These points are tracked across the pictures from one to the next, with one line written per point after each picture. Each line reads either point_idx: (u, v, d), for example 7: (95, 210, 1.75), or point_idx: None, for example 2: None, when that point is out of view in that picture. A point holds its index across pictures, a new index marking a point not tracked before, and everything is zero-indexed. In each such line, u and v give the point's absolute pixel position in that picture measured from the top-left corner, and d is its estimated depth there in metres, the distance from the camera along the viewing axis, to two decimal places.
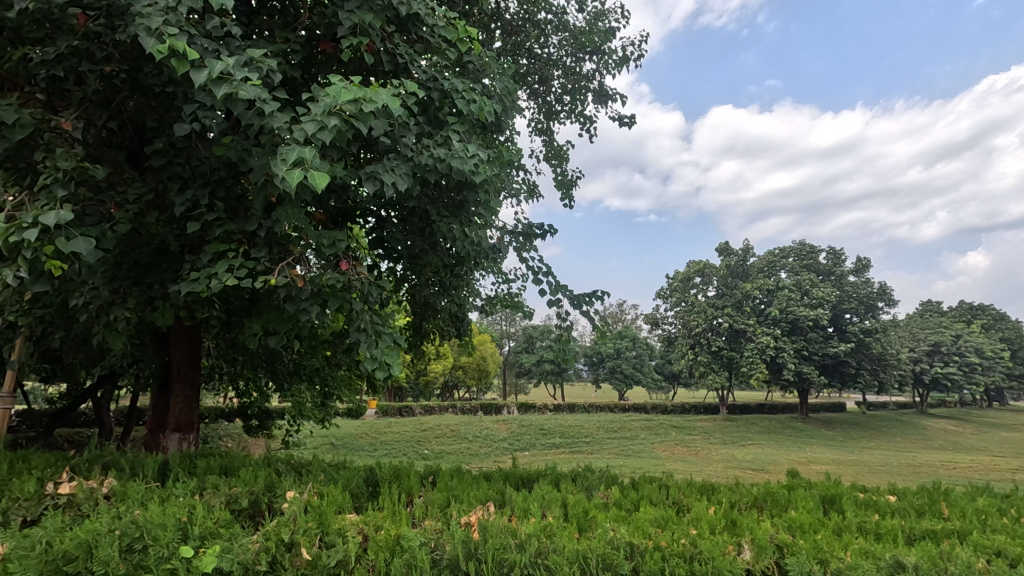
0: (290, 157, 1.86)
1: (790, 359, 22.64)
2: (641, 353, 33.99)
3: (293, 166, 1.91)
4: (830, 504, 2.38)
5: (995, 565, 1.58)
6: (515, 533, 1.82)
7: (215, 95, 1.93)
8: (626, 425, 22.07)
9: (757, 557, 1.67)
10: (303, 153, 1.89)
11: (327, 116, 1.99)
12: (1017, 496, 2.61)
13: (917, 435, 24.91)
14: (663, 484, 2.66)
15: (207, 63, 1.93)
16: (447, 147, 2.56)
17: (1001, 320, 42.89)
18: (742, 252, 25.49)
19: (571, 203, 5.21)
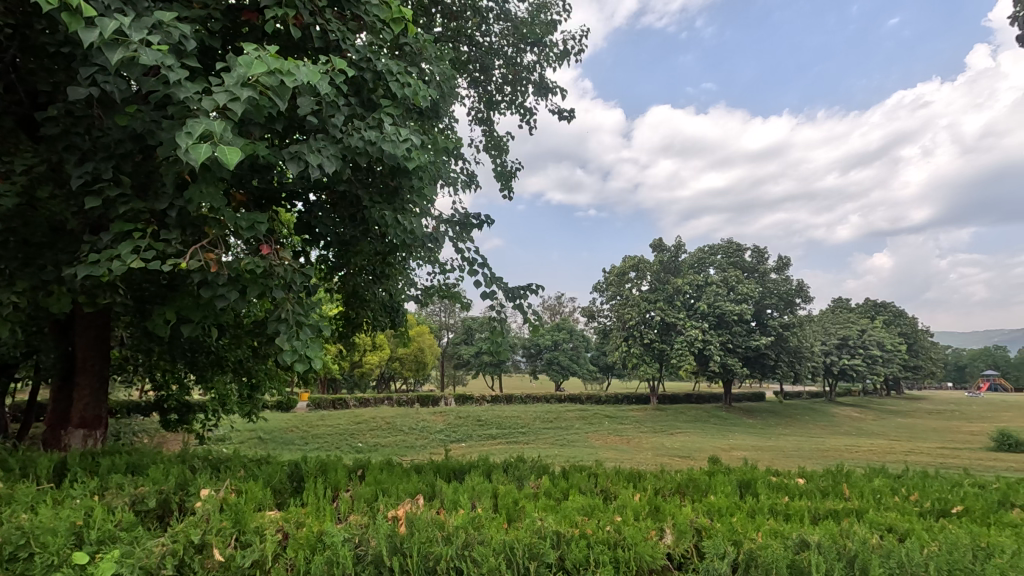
0: (195, 131, 1.73)
1: (716, 351, 23.81)
2: (578, 345, 34.69)
3: (199, 140, 1.79)
4: (747, 487, 2.52)
5: (886, 540, 1.71)
6: (442, 526, 1.81)
7: (109, 57, 1.76)
8: (561, 415, 22.54)
9: (677, 541, 1.74)
10: (209, 127, 1.77)
11: (239, 88, 1.86)
12: (908, 476, 2.86)
13: (826, 422, 26.92)
14: (592, 472, 2.73)
15: (98, 19, 1.75)
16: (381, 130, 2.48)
17: (900, 316, 46.93)
18: (675, 248, 26.56)
19: (510, 195, 5.22)
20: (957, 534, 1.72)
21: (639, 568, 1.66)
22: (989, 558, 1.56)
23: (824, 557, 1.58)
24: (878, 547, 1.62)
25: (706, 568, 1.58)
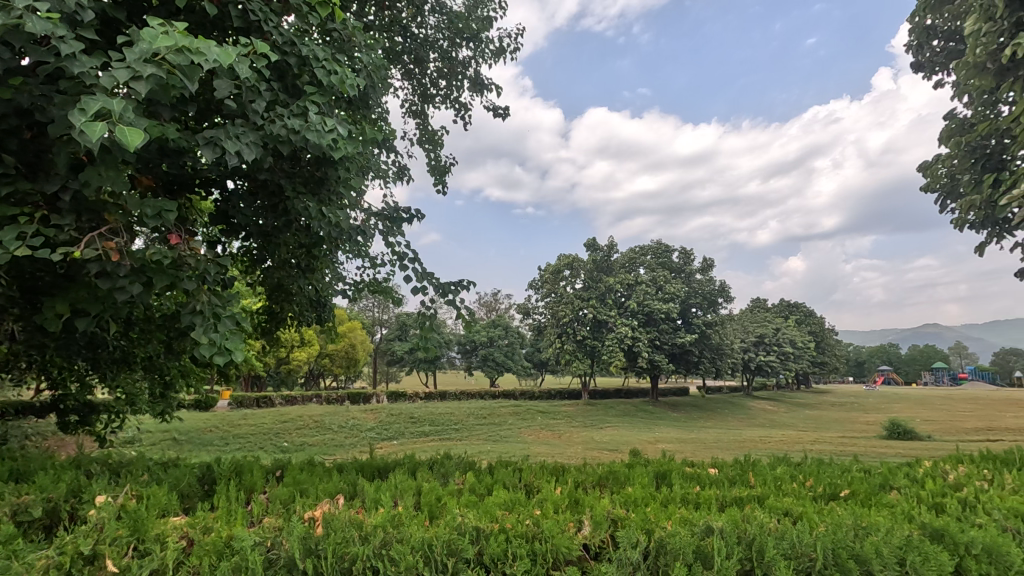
0: (90, 109, 1.61)
1: (644, 348, 24.72)
2: (513, 341, 35.00)
3: (96, 119, 1.66)
4: (663, 478, 2.64)
5: (780, 522, 1.85)
6: (360, 525, 1.78)
7: None
8: (495, 411, 22.66)
9: (594, 531, 1.79)
10: (109, 106, 1.64)
11: (143, 65, 1.74)
12: (806, 464, 3.09)
13: (743, 415, 28.65)
14: (518, 467, 2.77)
15: None
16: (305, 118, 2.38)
17: (810, 315, 50.66)
18: (607, 248, 27.32)
19: (444, 189, 5.19)
20: (842, 514, 1.88)
21: (555, 561, 1.69)
22: (867, 533, 1.72)
23: (726, 541, 1.68)
24: (774, 530, 1.74)
25: (618, 555, 1.65)
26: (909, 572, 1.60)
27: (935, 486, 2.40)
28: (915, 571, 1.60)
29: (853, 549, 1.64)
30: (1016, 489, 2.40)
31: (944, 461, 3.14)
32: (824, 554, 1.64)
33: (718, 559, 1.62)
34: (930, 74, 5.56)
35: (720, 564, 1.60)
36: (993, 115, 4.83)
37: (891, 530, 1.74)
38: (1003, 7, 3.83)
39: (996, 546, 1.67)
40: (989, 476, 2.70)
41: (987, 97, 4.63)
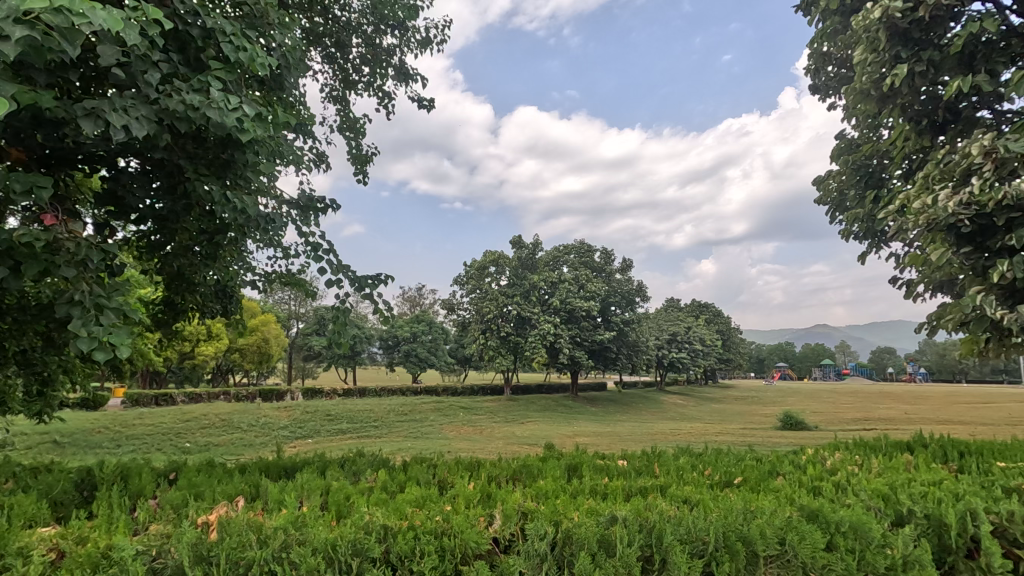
0: None
1: (565, 344, 25.32)
2: (436, 337, 34.65)
3: None
4: (574, 471, 2.72)
5: (678, 508, 1.95)
6: (259, 528, 1.70)
7: None
8: (416, 407, 22.38)
9: (504, 525, 1.81)
10: None
11: (13, 25, 1.55)
12: (706, 454, 3.29)
13: (656, 409, 30.14)
14: (433, 463, 2.74)
15: None
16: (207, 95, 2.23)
17: (718, 315, 54.14)
18: (532, 245, 27.69)
19: (364, 179, 5.05)
20: (734, 500, 2.02)
21: (463, 556, 1.70)
22: (754, 516, 1.85)
23: (629, 530, 1.75)
24: (672, 517, 1.83)
25: (526, 548, 1.68)
26: (788, 549, 1.76)
27: (816, 471, 2.63)
28: (793, 548, 1.75)
29: (742, 532, 1.76)
30: (881, 472, 2.70)
31: (825, 448, 3.46)
32: (716, 538, 1.76)
33: (620, 547, 1.69)
34: (825, 96, 6.11)
35: (622, 553, 1.67)
36: (875, 137, 5.38)
37: (775, 513, 1.89)
38: (886, 40, 4.27)
39: (862, 524, 1.85)
40: (861, 461, 3.00)
41: (871, 120, 5.14)
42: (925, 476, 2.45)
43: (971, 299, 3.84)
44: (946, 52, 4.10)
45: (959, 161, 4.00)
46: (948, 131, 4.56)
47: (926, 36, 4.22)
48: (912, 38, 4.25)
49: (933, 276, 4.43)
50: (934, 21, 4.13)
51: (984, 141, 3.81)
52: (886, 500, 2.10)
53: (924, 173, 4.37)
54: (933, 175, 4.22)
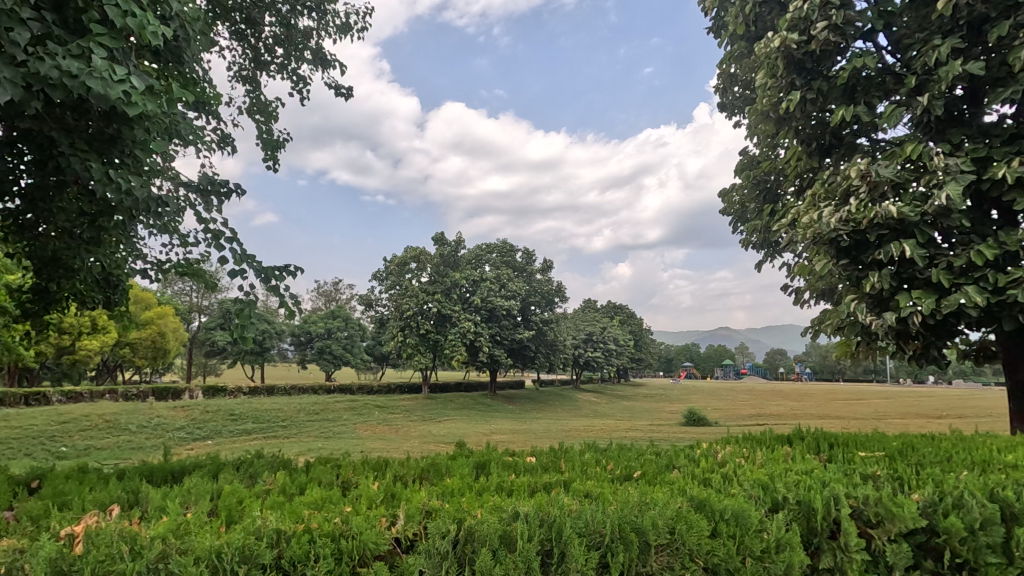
0: None
1: (485, 343, 25.47)
2: (353, 334, 33.61)
3: None
4: (482, 468, 2.74)
5: (578, 502, 2.01)
6: (133, 537, 1.57)
7: None
8: (330, 406, 21.57)
9: (406, 524, 1.77)
10: None
11: None
12: (610, 449, 3.42)
13: (571, 406, 31.04)
14: (336, 464, 2.64)
15: None
16: (86, 62, 2.02)
17: (631, 316, 56.70)
18: (455, 243, 27.50)
19: (274, 166, 4.80)
20: (631, 493, 2.11)
21: (362, 557, 1.66)
22: (647, 508, 1.95)
23: (529, 524, 1.78)
24: (571, 510, 1.88)
25: (426, 545, 1.67)
26: (676, 538, 1.87)
27: (706, 464, 2.82)
28: (681, 537, 1.87)
29: (637, 523, 1.86)
30: (764, 463, 2.93)
31: (718, 442, 3.71)
32: (612, 529, 1.83)
33: (519, 542, 1.71)
34: (731, 114, 6.56)
35: (522, 547, 1.70)
36: (772, 156, 5.85)
37: (667, 504, 1.99)
38: (784, 68, 4.65)
39: (742, 512, 2.00)
40: (747, 453, 3.24)
41: (769, 140, 5.59)
42: (799, 466, 2.71)
43: (847, 306, 4.30)
44: (832, 83, 4.54)
45: (840, 182, 4.44)
46: (832, 154, 5.05)
47: (817, 67, 4.64)
48: (806, 67, 4.66)
49: (817, 285, 4.89)
50: (823, 54, 4.55)
51: (862, 165, 4.24)
52: (765, 488, 2.29)
53: (812, 191, 4.81)
54: (819, 193, 4.66)
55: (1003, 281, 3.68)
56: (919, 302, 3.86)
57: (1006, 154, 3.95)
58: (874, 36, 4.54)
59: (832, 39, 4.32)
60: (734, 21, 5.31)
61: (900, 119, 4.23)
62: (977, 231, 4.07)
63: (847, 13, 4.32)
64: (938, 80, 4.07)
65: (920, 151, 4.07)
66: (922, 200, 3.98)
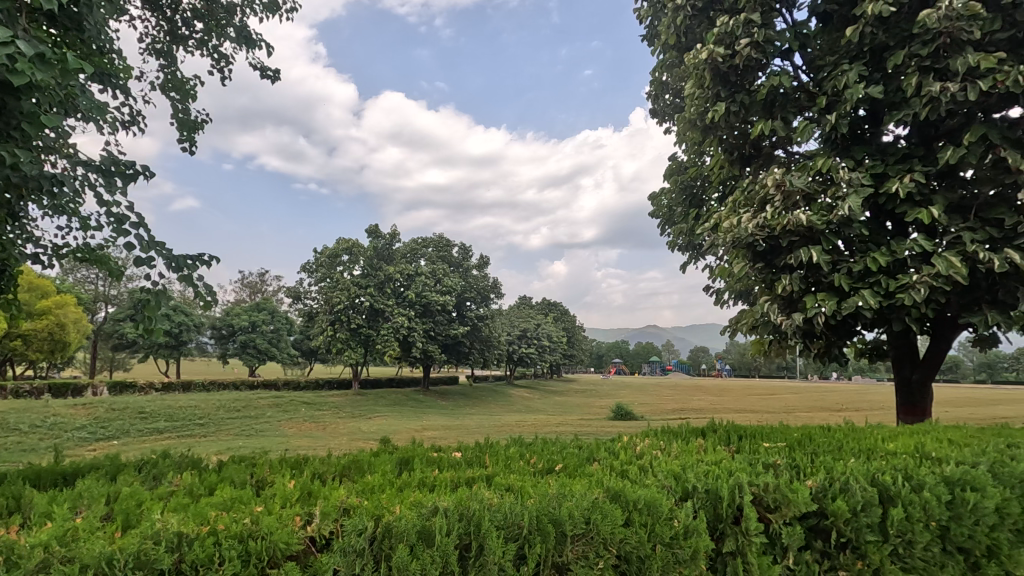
0: None
1: (418, 338, 25.18)
2: (279, 327, 32.26)
3: None
4: (405, 464, 2.70)
5: (499, 495, 2.02)
6: (9, 547, 1.45)
7: None
8: (252, 402, 20.59)
9: (322, 522, 1.73)
10: None
11: None
12: (535, 443, 3.47)
13: (504, 402, 31.31)
14: (251, 463, 2.54)
15: None
16: None
17: (565, 314, 57.92)
18: (389, 236, 26.92)
19: (192, 149, 4.51)
20: (550, 485, 2.16)
21: (272, 557, 1.61)
22: (565, 499, 2.00)
23: (448, 519, 1.78)
24: (491, 504, 1.90)
25: (342, 543, 1.65)
26: (591, 528, 1.94)
27: (625, 456, 2.93)
28: (596, 527, 1.94)
29: (553, 514, 1.90)
30: (678, 454, 3.08)
31: (638, 435, 3.86)
32: (530, 521, 1.87)
33: (438, 537, 1.72)
34: (662, 120, 6.81)
35: (440, 541, 1.71)
36: (699, 163, 6.13)
37: (584, 495, 2.05)
38: (710, 79, 4.88)
39: (654, 500, 2.09)
40: (664, 446, 3.39)
41: (696, 148, 5.86)
42: (709, 457, 2.86)
43: (761, 306, 4.59)
44: (753, 97, 4.82)
45: (757, 190, 4.72)
46: (752, 164, 5.37)
47: (740, 81, 4.91)
48: (730, 80, 4.92)
49: (736, 286, 5.18)
50: (746, 70, 4.82)
51: (777, 175, 4.53)
52: (677, 478, 2.40)
53: (733, 198, 5.09)
54: (739, 200, 4.93)
55: (894, 286, 4.05)
56: (823, 304, 4.19)
57: (899, 171, 4.35)
58: (791, 55, 4.87)
59: (753, 55, 4.59)
60: (666, 31, 5.52)
61: (811, 135, 4.55)
62: (875, 241, 4.46)
63: (767, 32, 4.60)
64: (843, 100, 4.42)
65: (828, 165, 4.41)
66: (828, 210, 4.31)
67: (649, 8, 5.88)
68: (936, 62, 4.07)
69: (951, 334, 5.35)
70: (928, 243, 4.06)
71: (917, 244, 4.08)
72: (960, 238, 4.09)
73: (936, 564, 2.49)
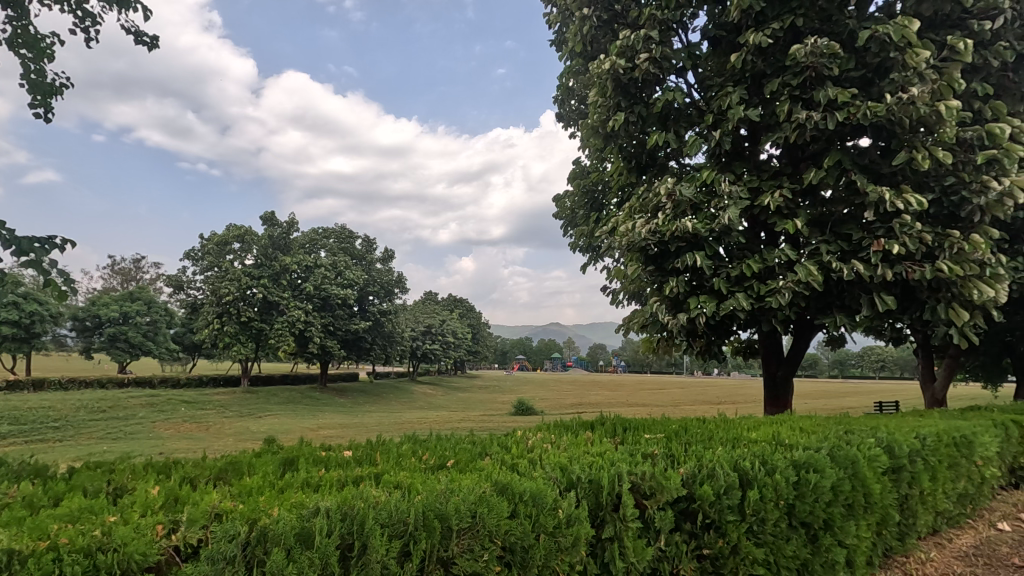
0: None
1: (316, 333, 24.08)
2: (157, 320, 29.36)
3: None
4: (290, 465, 2.58)
5: (386, 493, 1.98)
6: None
7: None
8: (120, 402, 18.50)
9: (188, 529, 1.61)
10: None
11: None
12: (431, 439, 3.45)
13: (406, 398, 30.82)
14: (111, 469, 2.29)
15: None
16: None
17: (470, 310, 58.09)
18: (287, 225, 25.31)
19: (47, 115, 3.99)
20: (439, 481, 2.16)
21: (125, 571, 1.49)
22: (452, 493, 2.01)
23: (329, 520, 1.73)
24: (377, 502, 1.86)
25: (209, 552, 1.55)
26: (477, 521, 1.96)
27: (516, 450, 3.01)
28: (481, 520, 1.97)
29: (439, 510, 1.91)
30: (567, 447, 3.21)
31: (531, 430, 3.97)
32: (415, 518, 1.85)
33: (317, 539, 1.66)
34: (568, 125, 7.04)
35: (320, 543, 1.65)
36: (600, 168, 6.40)
37: (471, 490, 2.07)
38: (612, 89, 5.11)
39: (540, 492, 2.16)
40: (555, 439, 3.52)
41: (598, 154, 6.11)
42: (595, 449, 3.02)
43: (650, 307, 4.90)
44: (650, 110, 5.13)
45: (651, 198, 5.03)
46: (648, 172, 5.70)
47: (639, 93, 5.20)
48: (630, 92, 5.19)
49: (630, 287, 5.48)
50: (645, 84, 5.12)
51: (669, 185, 4.84)
52: (564, 470, 2.49)
53: (629, 204, 5.38)
54: (635, 206, 5.21)
55: (764, 290, 4.50)
56: (704, 305, 4.55)
57: (772, 187, 4.82)
58: (684, 73, 5.23)
59: (652, 70, 4.87)
60: (573, 38, 5.70)
61: (699, 149, 4.92)
62: (749, 249, 4.92)
63: (665, 49, 4.91)
64: (728, 119, 4.82)
65: (712, 178, 4.79)
66: (712, 219, 4.68)
67: (558, 15, 6.05)
68: (804, 91, 4.56)
69: (810, 334, 6.04)
70: (793, 252, 4.54)
71: (784, 254, 4.54)
72: (818, 249, 4.62)
73: (783, 538, 2.82)
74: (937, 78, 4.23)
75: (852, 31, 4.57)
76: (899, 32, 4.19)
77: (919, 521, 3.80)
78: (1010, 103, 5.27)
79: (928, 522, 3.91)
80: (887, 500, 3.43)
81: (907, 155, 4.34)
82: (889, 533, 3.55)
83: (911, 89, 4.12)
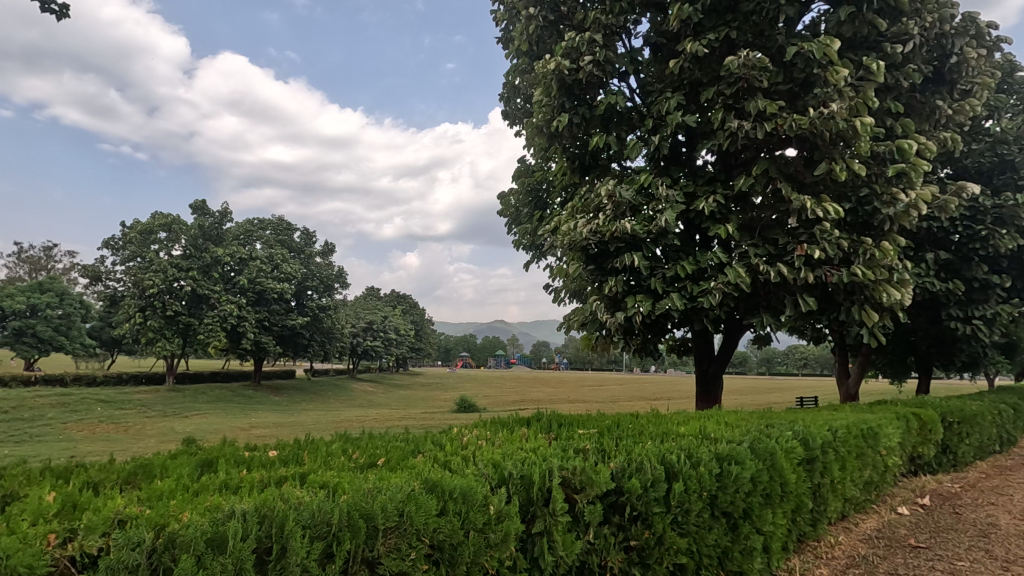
0: None
1: (250, 328, 23.07)
2: (70, 313, 27.16)
3: None
4: (209, 466, 2.44)
5: (309, 493, 1.91)
6: None
7: None
8: (26, 402, 17.01)
9: (84, 536, 1.51)
10: None
11: None
12: (364, 437, 3.36)
13: (344, 397, 30.04)
14: (2, 475, 2.09)
15: None
16: None
17: (413, 307, 57.34)
18: (220, 215, 24.05)
19: None
20: (367, 480, 2.12)
21: None
22: (379, 492, 1.97)
23: (246, 522, 1.66)
24: (299, 502, 1.81)
25: (108, 561, 1.45)
26: (404, 519, 1.93)
27: (450, 447, 3.00)
28: (409, 518, 1.94)
29: (364, 508, 1.87)
30: (502, 444, 3.22)
31: (468, 427, 3.95)
32: (339, 517, 1.80)
33: (231, 543, 1.58)
34: (513, 123, 7.06)
35: (234, 548, 1.58)
36: (544, 167, 6.47)
37: (399, 488, 2.03)
38: (557, 90, 5.17)
39: (470, 490, 2.15)
40: (491, 436, 3.53)
41: (542, 153, 6.17)
42: (529, 444, 3.05)
43: (590, 305, 5.01)
44: (593, 112, 5.22)
45: (593, 198, 5.12)
46: (590, 173, 5.80)
47: (583, 94, 5.28)
48: (574, 93, 5.26)
49: (571, 286, 5.56)
50: (588, 86, 5.21)
51: (609, 186, 4.96)
52: (496, 466, 2.50)
53: (571, 203, 5.46)
54: (577, 206, 5.30)
55: (696, 291, 4.69)
56: (640, 304, 4.69)
57: (706, 192, 5.03)
58: (626, 78, 5.37)
59: (595, 72, 4.97)
60: (519, 37, 5.71)
61: (639, 152, 5.06)
62: (684, 251, 5.10)
63: (608, 53, 5.02)
64: (666, 124, 4.98)
65: (650, 181, 4.94)
66: (649, 221, 4.82)
67: (505, 13, 6.05)
68: (736, 100, 4.78)
69: (738, 333, 6.35)
70: (724, 255, 4.76)
71: (716, 255, 4.75)
72: (747, 252, 4.86)
73: (705, 527, 2.95)
74: (855, 95, 4.55)
75: (780, 47, 4.84)
76: (822, 50, 4.47)
77: (829, 508, 4.08)
78: (917, 121, 5.72)
79: (838, 508, 4.20)
80: (801, 488, 3.66)
81: (827, 166, 4.64)
82: (802, 520, 3.79)
83: (831, 105, 4.40)
